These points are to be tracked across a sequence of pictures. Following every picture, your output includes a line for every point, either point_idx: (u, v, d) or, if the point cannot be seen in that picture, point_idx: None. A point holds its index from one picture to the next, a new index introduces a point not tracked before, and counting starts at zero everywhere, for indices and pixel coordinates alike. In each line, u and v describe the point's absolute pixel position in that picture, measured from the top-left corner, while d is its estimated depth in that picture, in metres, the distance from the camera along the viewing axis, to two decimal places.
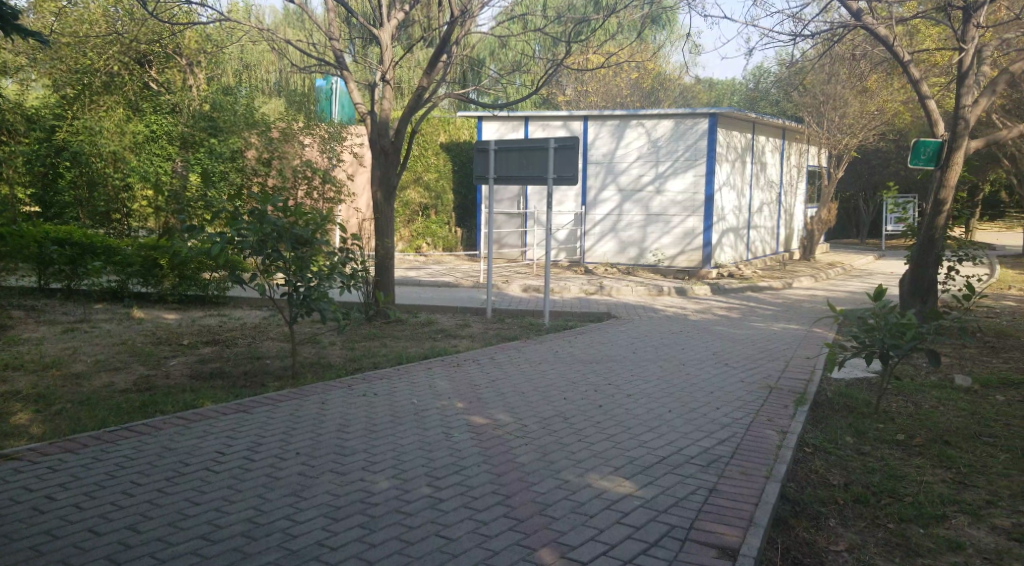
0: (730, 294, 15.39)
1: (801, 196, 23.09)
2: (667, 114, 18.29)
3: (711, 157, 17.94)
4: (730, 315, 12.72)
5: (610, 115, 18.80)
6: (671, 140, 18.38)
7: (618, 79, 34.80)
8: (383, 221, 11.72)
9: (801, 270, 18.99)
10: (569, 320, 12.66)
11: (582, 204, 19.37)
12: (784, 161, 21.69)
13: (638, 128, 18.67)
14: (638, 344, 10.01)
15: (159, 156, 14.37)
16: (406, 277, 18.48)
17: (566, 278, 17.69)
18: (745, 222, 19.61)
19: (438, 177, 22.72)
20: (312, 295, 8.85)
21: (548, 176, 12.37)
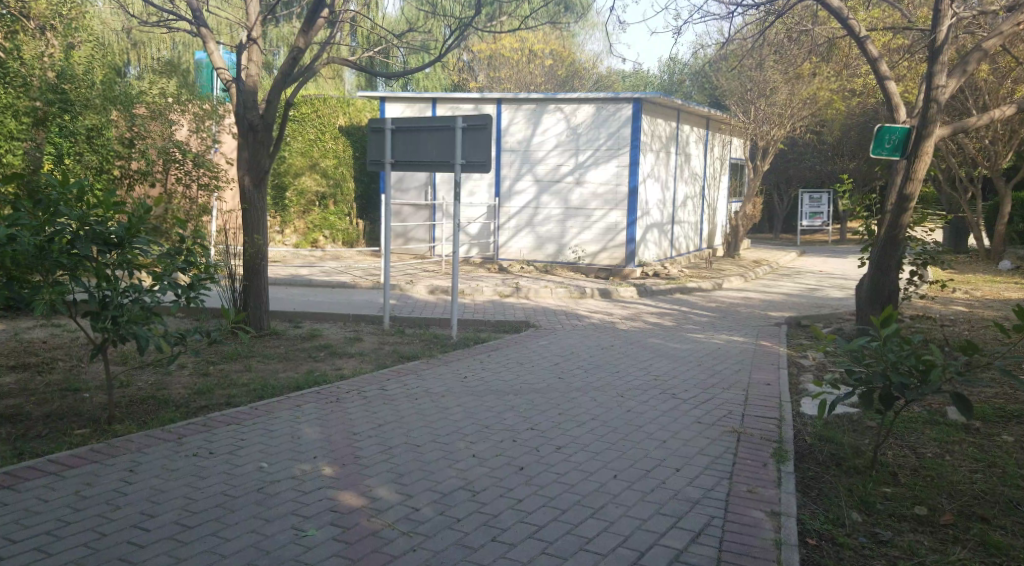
0: (657, 298, 13.90)
1: (725, 190, 21.79)
2: (587, 98, 16.69)
3: (635, 146, 16.43)
4: (663, 322, 11.18)
5: (526, 98, 17.13)
6: (592, 127, 16.78)
7: (531, 64, 32.98)
8: (253, 212, 10.21)
9: (729, 268, 17.72)
10: (480, 331, 10.94)
11: (496, 195, 17.67)
12: (708, 151, 20.29)
13: (557, 113, 17.04)
14: (561, 365, 8.31)
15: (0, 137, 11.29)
16: (296, 275, 16.44)
17: (477, 277, 15.97)
18: (670, 217, 18.22)
19: (337, 164, 20.63)
20: (123, 314, 6.71)
21: (454, 161, 10.61)
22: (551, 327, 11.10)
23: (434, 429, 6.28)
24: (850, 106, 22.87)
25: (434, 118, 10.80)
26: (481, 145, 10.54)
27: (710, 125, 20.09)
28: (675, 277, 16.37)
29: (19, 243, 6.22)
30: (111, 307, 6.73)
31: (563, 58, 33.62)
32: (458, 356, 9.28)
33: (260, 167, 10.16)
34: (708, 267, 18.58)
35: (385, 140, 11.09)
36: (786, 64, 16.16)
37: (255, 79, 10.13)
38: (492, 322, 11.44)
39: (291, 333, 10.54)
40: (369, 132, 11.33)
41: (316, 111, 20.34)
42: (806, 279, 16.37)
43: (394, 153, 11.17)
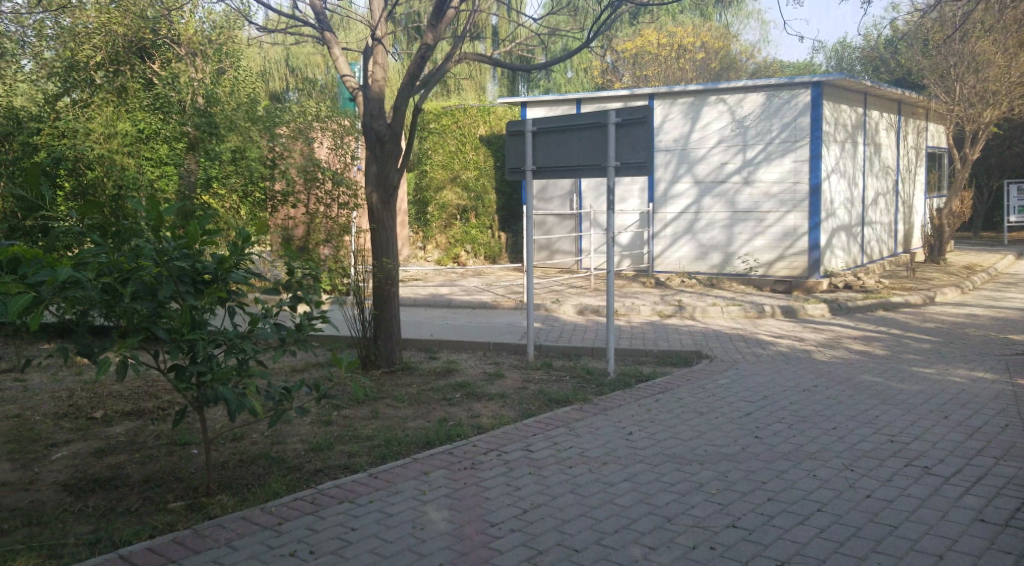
0: (855, 317, 12.13)
1: (923, 185, 19.12)
2: (756, 86, 14.77)
3: (816, 137, 14.34)
4: (872, 352, 9.15)
5: (682, 91, 15.41)
6: (762, 118, 14.84)
7: (681, 59, 30.96)
8: (385, 233, 8.62)
9: (934, 277, 15.24)
10: (644, 364, 9.26)
11: (650, 201, 15.99)
12: (902, 140, 17.77)
13: (718, 106, 15.20)
14: (760, 421, 6.54)
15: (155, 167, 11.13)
16: (435, 295, 15.24)
17: (634, 294, 14.27)
18: (859, 218, 15.93)
19: (479, 175, 19.38)
20: (213, 370, 5.43)
21: (609, 162, 8.94)
22: (730, 358, 9.28)
23: (605, 533, 4.75)
24: None
25: (583, 115, 9.19)
26: (641, 143, 8.81)
27: (901, 110, 17.66)
28: (870, 288, 14.12)
29: (85, 285, 5.07)
30: (199, 361, 5.42)
31: (716, 49, 31.38)
32: (622, 397, 7.61)
33: (390, 179, 8.60)
34: (907, 275, 16.15)
35: (525, 143, 9.61)
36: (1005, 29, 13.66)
37: (381, 83, 8.74)
38: (657, 354, 9.73)
39: (425, 365, 9.14)
40: (507, 136, 9.88)
41: (456, 121, 19.19)
42: None
43: (535, 158, 9.67)
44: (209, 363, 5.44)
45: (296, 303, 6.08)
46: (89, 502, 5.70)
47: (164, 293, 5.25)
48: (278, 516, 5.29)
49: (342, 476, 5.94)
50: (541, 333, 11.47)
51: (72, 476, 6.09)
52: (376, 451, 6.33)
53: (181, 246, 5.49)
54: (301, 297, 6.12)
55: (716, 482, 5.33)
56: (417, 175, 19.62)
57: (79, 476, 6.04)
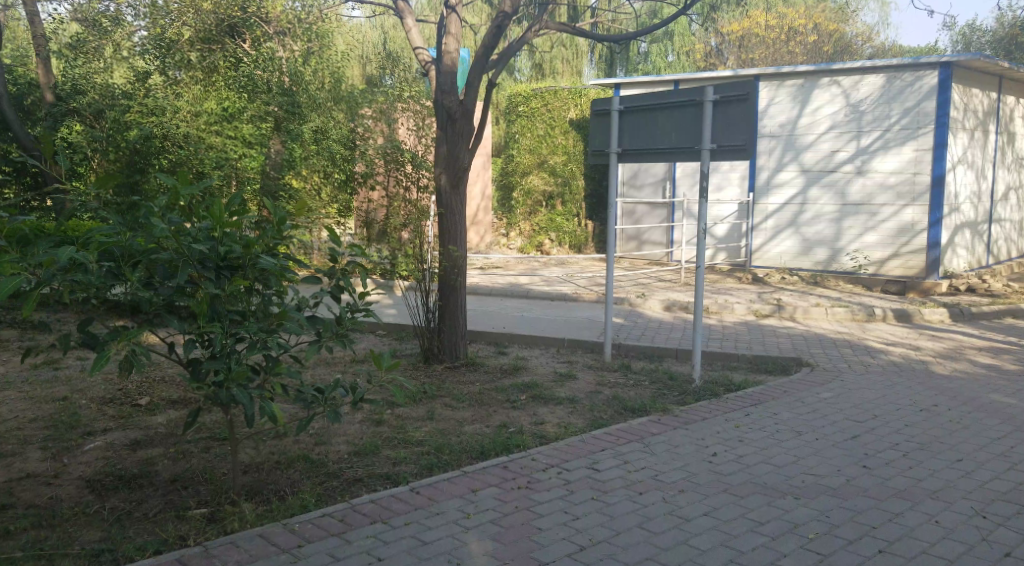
0: (978, 324, 11.16)
1: None
2: (875, 67, 13.56)
3: (941, 123, 13.03)
4: (1005, 374, 8.00)
5: (791, 72, 14.31)
6: (880, 103, 13.60)
7: (791, 42, 29.52)
8: (453, 218, 7.98)
9: None
10: (734, 372, 8.35)
11: (750, 190, 14.96)
12: None
13: (831, 89, 14.04)
14: (872, 454, 5.58)
15: (233, 140, 12.96)
16: (515, 283, 14.59)
17: (728, 290, 13.28)
18: (985, 215, 14.51)
19: (567, 161, 18.52)
20: (232, 369, 4.65)
21: (703, 143, 8.03)
22: (833, 371, 8.28)
23: None
24: None
25: (677, 92, 8.31)
26: (741, 122, 7.86)
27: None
28: (995, 294, 12.76)
29: (89, 268, 4.37)
30: (216, 356, 4.66)
31: (830, 32, 29.37)
32: (707, 408, 6.75)
33: (460, 160, 7.90)
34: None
35: (611, 123, 8.80)
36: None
37: (454, 54, 7.97)
38: (750, 361, 8.80)
39: (493, 362, 8.45)
40: (591, 116, 9.10)
41: (546, 104, 18.43)
42: None
43: (620, 140, 8.84)
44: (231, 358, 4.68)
45: (339, 293, 5.29)
46: (108, 503, 5.15)
47: (178, 279, 4.42)
48: (302, 536, 4.62)
49: (381, 490, 5.25)
50: (623, 330, 10.64)
51: (99, 470, 5.63)
52: (423, 461, 5.63)
53: (204, 227, 4.69)
54: (344, 286, 5.33)
55: (818, 530, 4.41)
56: (506, 157, 19.32)
57: (104, 472, 5.56)
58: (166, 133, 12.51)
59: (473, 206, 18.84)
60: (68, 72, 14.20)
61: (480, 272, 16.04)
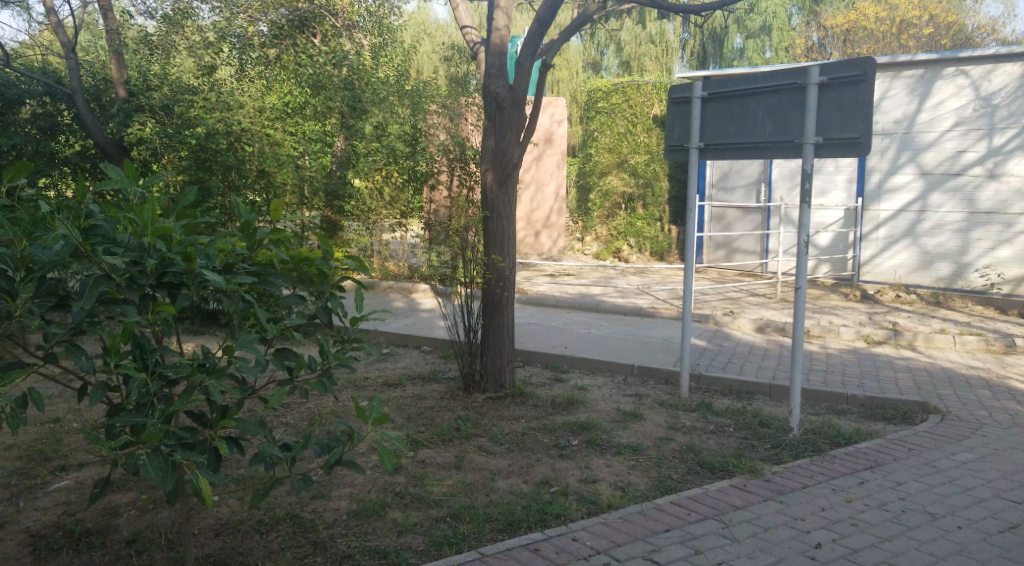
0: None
1: None
2: (1010, 54, 11.67)
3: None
4: None
5: (909, 61, 12.52)
6: (1016, 94, 11.71)
7: (903, 36, 27.01)
8: (495, 226, 6.55)
9: None
10: (842, 420, 6.81)
11: (859, 195, 13.23)
12: None
13: (957, 80, 12.23)
14: None
15: (291, 135, 11.58)
16: (587, 295, 13.20)
17: (833, 309, 11.60)
18: None
19: (650, 161, 16.96)
20: (148, 425, 3.49)
21: (806, 137, 6.52)
22: (969, 426, 6.68)
23: None
24: None
25: (775, 75, 6.79)
26: (854, 110, 6.29)
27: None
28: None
29: None
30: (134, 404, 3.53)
31: (948, 23, 27.09)
32: (809, 472, 5.24)
33: (509, 153, 6.46)
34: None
35: (692, 113, 7.36)
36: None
37: (505, 32, 6.62)
38: (862, 405, 7.25)
39: (547, 390, 7.12)
40: (669, 105, 7.68)
41: (628, 99, 17.00)
42: None
43: (703, 133, 7.38)
44: (160, 409, 3.57)
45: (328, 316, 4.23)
46: None
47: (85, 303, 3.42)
48: None
49: None
50: (705, 357, 9.16)
51: (47, 521, 4.65)
52: (435, 532, 4.31)
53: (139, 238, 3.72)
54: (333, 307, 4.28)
55: None
56: (586, 157, 18.01)
57: (56, 524, 4.60)
58: (231, 130, 10.74)
59: (545, 207, 17.32)
60: (145, 69, 11.60)
61: (551, 280, 14.67)
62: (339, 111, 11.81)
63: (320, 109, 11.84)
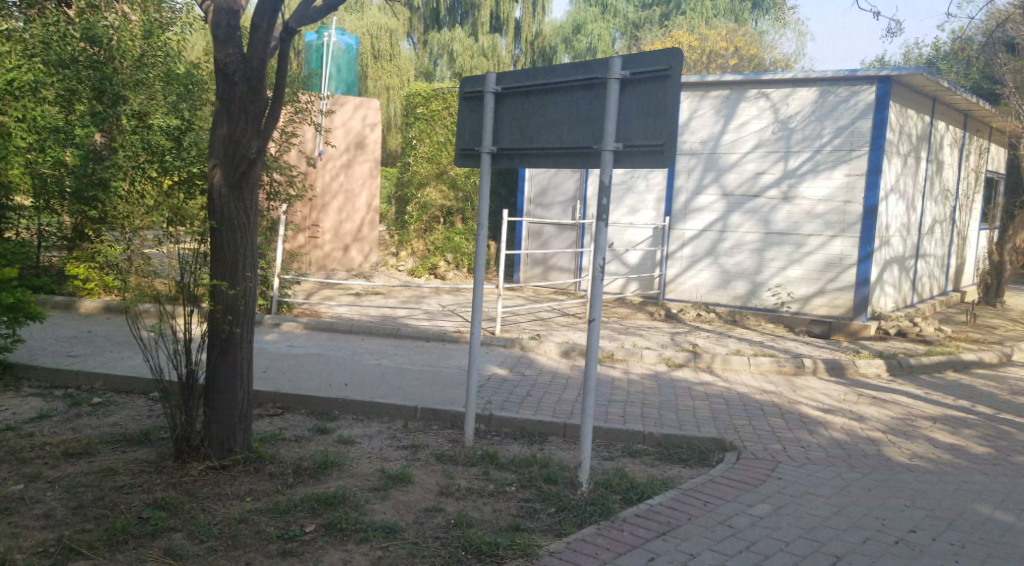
0: (921, 380, 9.29)
1: (975, 220, 16.95)
2: (808, 79, 11.64)
3: (877, 146, 11.26)
4: (984, 481, 5.99)
5: (716, 82, 12.17)
6: (812, 120, 11.68)
7: (712, 66, 28.23)
8: (224, 241, 5.11)
9: (1000, 335, 12.29)
10: (636, 467, 5.98)
11: (667, 213, 12.73)
12: (962, 163, 15.53)
13: (759, 102, 12.01)
14: None
15: (17, 124, 9.65)
16: (386, 317, 12.00)
17: (638, 329, 10.97)
18: (913, 249, 13.28)
19: (469, 173, 16.13)
20: None
21: (606, 142, 5.59)
22: (765, 466, 6.00)
23: None
24: None
25: (571, 69, 5.87)
26: (657, 112, 5.42)
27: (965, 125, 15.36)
28: (934, 344, 11.03)
29: None
30: None
31: (750, 57, 28.70)
32: (591, 551, 4.43)
33: (244, 146, 5.06)
34: (964, 321, 13.57)
35: (485, 112, 6.35)
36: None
37: None
38: (658, 445, 6.46)
39: (295, 442, 5.92)
40: (460, 102, 6.64)
41: (448, 106, 16.06)
42: None
43: (497, 135, 6.37)
44: None
45: None
46: None
47: None
48: None
49: None
50: (500, 390, 8.17)
51: None
52: None
53: None
54: None
55: None
56: (404, 166, 16.84)
57: None
58: None
59: (355, 219, 15.72)
60: None
61: (353, 299, 13.41)
62: (85, 96, 9.76)
63: (63, 91, 9.76)
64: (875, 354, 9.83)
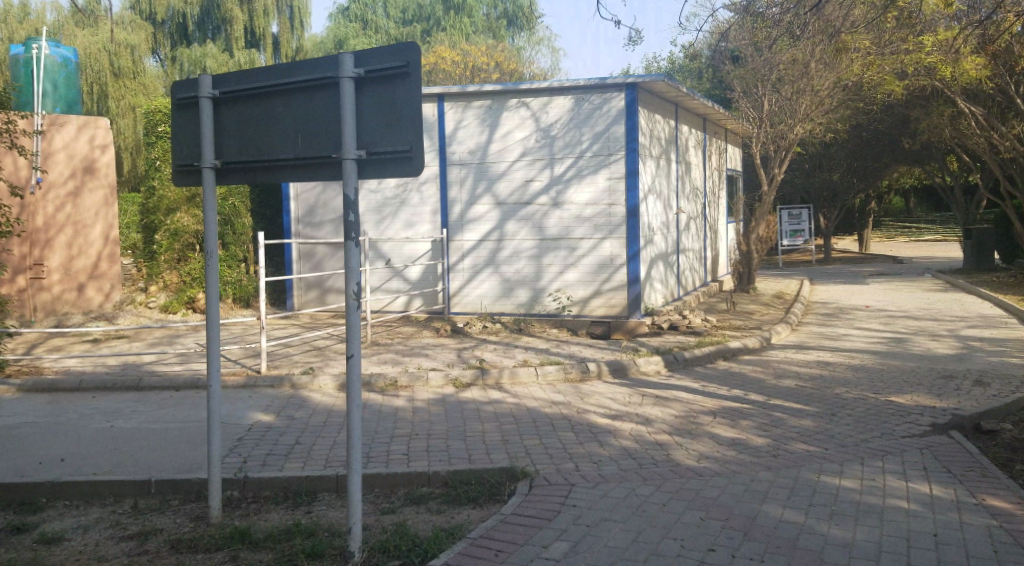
0: (696, 372, 9.10)
1: (722, 211, 17.41)
2: (562, 87, 11.35)
3: (632, 150, 11.18)
4: (780, 476, 5.65)
5: (476, 92, 11.64)
6: (571, 127, 11.41)
7: (476, 80, 28.18)
8: None
9: (768, 319, 12.56)
10: (418, 516, 5.17)
11: (442, 225, 12.01)
12: (706, 160, 15.95)
13: (519, 111, 11.59)
14: None
15: None
16: (133, 365, 10.49)
17: (421, 348, 10.17)
18: (674, 244, 13.36)
19: (226, 195, 14.49)
20: None
21: (345, 151, 4.67)
22: (558, 492, 5.34)
23: None
24: (891, 91, 17.88)
25: (299, 69, 4.95)
26: (400, 114, 4.63)
27: (708, 126, 15.86)
28: (702, 334, 10.97)
29: None
30: None
31: (510, 71, 29.11)
32: None
33: None
34: (728, 308, 13.83)
35: (202, 120, 5.29)
36: (868, 14, 11.12)
37: None
38: (445, 484, 5.66)
39: None
40: (174, 110, 5.56)
41: None
42: (890, 337, 11.15)
43: (220, 147, 5.32)
44: None
45: None
46: None
47: None
48: None
49: None
50: (262, 442, 7.12)
51: None
52: None
53: None
54: None
55: None
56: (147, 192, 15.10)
57: None
58: None
59: (92, 252, 13.97)
60: None
61: (95, 346, 11.74)
62: None
63: None
64: (651, 351, 9.57)
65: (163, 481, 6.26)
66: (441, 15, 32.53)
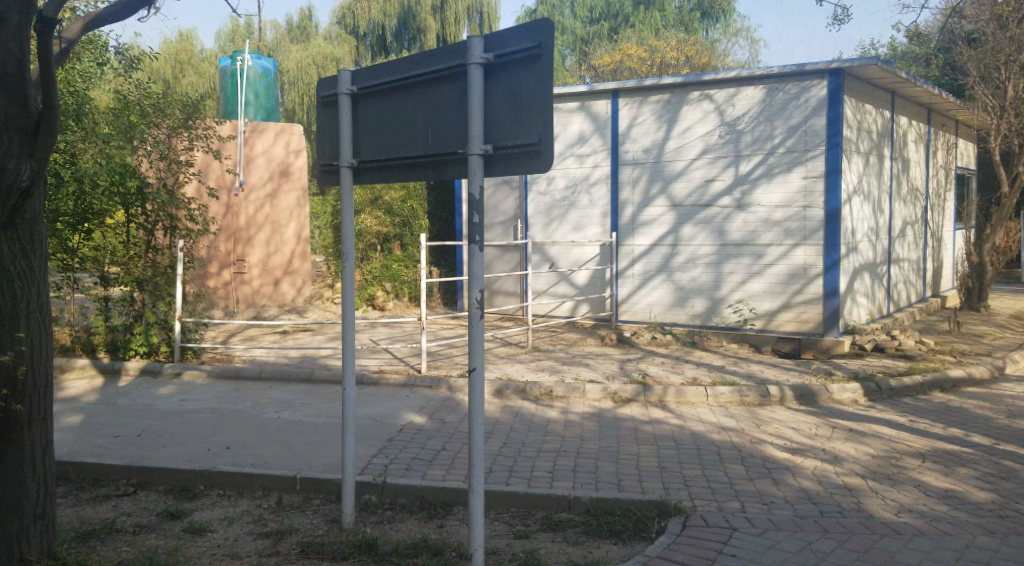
0: (901, 403, 7.87)
1: (950, 215, 15.69)
2: (752, 77, 10.37)
3: (834, 144, 9.96)
4: (1000, 545, 4.54)
5: (653, 86, 10.92)
6: (761, 120, 10.39)
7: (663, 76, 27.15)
8: None
9: (994, 343, 10.90)
10: (550, 548, 4.50)
11: (613, 228, 11.35)
12: (931, 157, 14.31)
13: (702, 104, 10.72)
14: None
15: None
16: (299, 358, 10.46)
17: (585, 357, 9.49)
18: (884, 254, 11.95)
19: (405, 196, 14.68)
20: None
21: (470, 145, 4.12)
22: (716, 538, 4.53)
23: None
24: None
25: (432, 59, 4.42)
26: (531, 102, 3.99)
27: (931, 120, 14.22)
28: (914, 360, 9.61)
29: None
30: None
31: (703, 65, 27.28)
32: None
33: None
34: (948, 329, 12.22)
35: (340, 119, 4.87)
36: None
37: None
38: (587, 513, 4.96)
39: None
40: (318, 108, 5.16)
41: None
42: None
43: (358, 145, 4.88)
44: None
45: None
46: None
47: None
48: None
49: None
50: (408, 446, 6.67)
51: None
52: None
53: None
54: None
55: None
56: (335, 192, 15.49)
57: None
58: None
59: (286, 251, 14.25)
60: None
61: (271, 337, 11.87)
62: None
63: None
64: (848, 376, 8.39)
65: (307, 479, 5.93)
66: (630, 12, 32.17)
